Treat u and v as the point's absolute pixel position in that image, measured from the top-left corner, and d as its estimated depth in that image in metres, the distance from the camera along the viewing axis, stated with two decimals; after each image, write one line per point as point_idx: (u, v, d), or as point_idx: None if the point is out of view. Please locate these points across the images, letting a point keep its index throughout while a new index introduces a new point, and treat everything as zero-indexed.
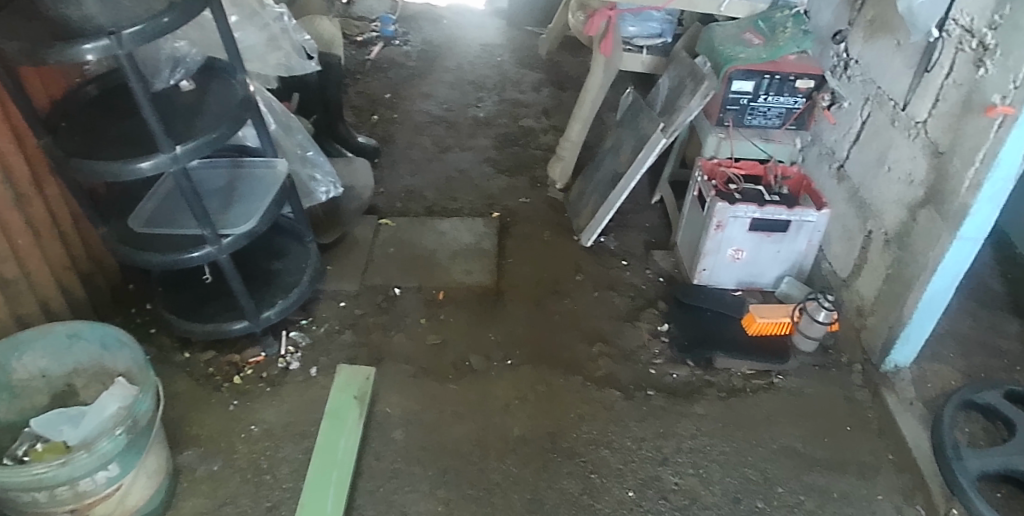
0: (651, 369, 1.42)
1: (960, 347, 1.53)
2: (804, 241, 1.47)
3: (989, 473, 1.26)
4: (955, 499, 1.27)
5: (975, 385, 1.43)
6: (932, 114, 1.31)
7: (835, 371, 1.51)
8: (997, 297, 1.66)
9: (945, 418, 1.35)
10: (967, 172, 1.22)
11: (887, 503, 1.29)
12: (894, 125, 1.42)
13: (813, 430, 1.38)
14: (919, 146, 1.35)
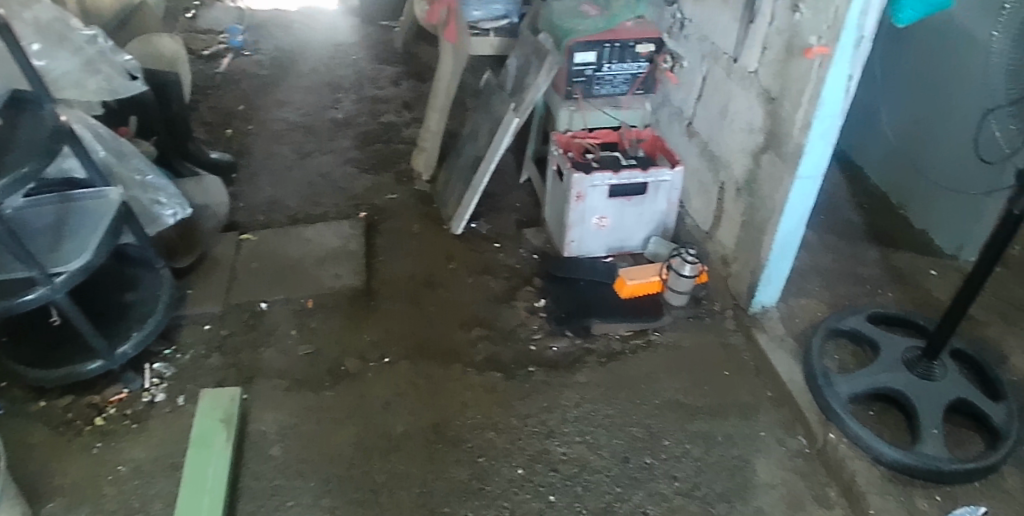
0: (531, 345, 1.44)
1: (824, 280, 1.61)
2: (664, 201, 1.52)
3: (858, 394, 1.37)
4: (831, 423, 1.35)
5: (839, 313, 1.51)
6: (762, 62, 1.37)
7: (709, 320, 1.55)
8: (856, 229, 1.74)
9: (815, 346, 1.43)
10: (797, 113, 1.28)
11: (769, 438, 1.36)
12: (731, 77, 1.46)
13: (692, 380, 1.44)
14: (754, 94, 1.40)
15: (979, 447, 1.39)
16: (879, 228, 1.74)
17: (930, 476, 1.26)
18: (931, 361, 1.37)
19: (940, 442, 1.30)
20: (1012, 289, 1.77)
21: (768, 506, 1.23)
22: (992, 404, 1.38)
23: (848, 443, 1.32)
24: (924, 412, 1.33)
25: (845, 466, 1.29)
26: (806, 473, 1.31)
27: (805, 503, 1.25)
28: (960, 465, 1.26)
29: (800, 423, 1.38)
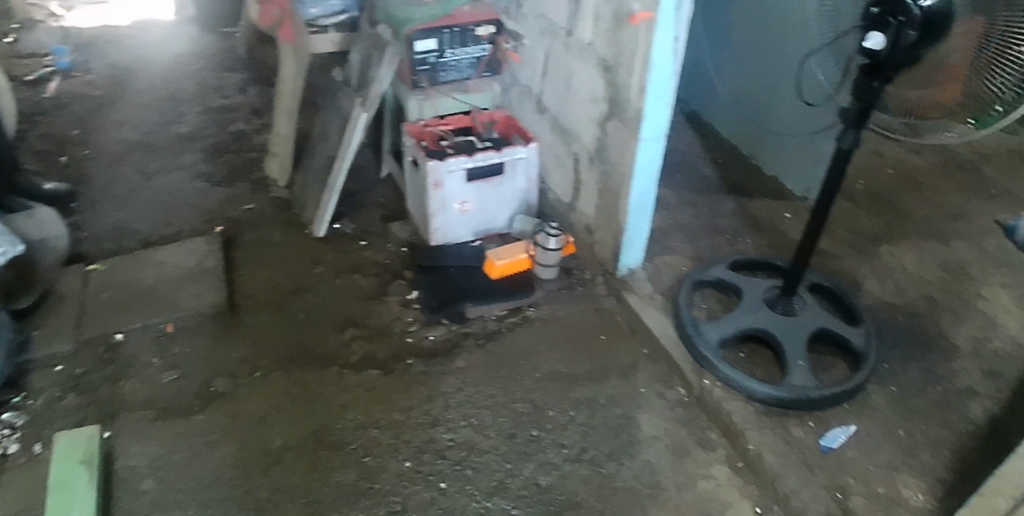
0: (407, 337, 1.46)
1: (686, 236, 1.68)
2: (523, 179, 1.57)
3: (726, 339, 1.44)
4: (705, 370, 1.42)
5: (703, 265, 1.58)
6: (595, 33, 1.40)
7: (582, 289, 1.61)
8: (713, 184, 1.83)
9: (682, 299, 1.49)
10: (633, 79, 1.32)
11: (650, 393, 1.42)
12: (568, 51, 1.50)
13: (569, 348, 1.48)
14: (593, 65, 1.44)
15: (842, 371, 1.49)
16: (733, 179, 1.83)
17: (801, 405, 1.35)
18: (789, 297, 1.46)
19: (806, 371, 1.38)
20: (857, 220, 1.91)
21: (655, 458, 1.30)
22: (849, 330, 1.49)
23: (722, 387, 1.39)
24: (789, 346, 1.41)
25: (723, 408, 1.36)
26: (688, 422, 1.38)
27: (689, 451, 1.32)
28: (823, 391, 1.35)
29: (675, 376, 1.45)
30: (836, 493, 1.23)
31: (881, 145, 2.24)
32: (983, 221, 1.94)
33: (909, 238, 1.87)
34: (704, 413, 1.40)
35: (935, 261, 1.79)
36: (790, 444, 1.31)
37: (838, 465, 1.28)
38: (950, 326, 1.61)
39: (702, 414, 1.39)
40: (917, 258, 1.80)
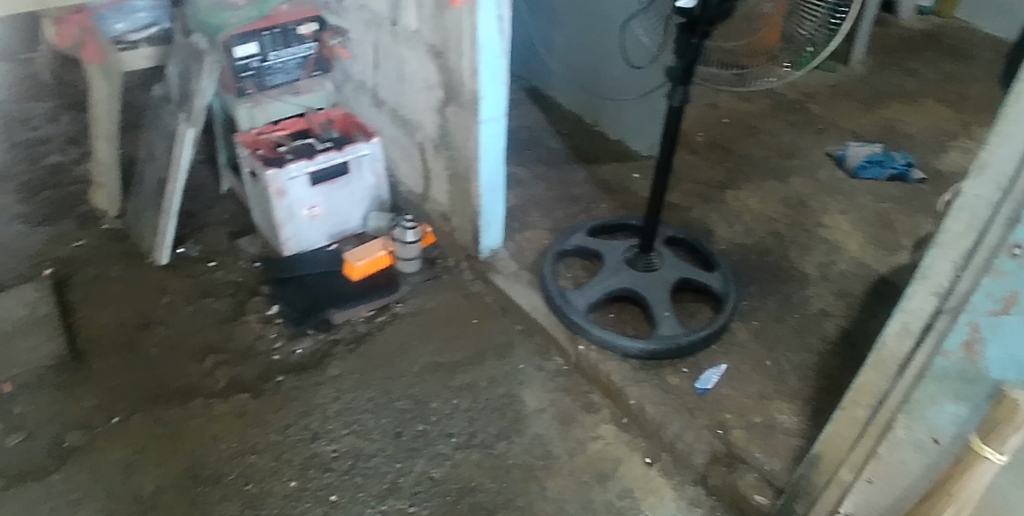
0: (274, 355, 1.42)
1: (542, 210, 1.72)
2: (369, 175, 1.60)
3: (594, 302, 1.47)
4: (578, 336, 1.45)
5: (563, 235, 1.61)
6: (420, 19, 1.38)
7: (449, 277, 1.63)
8: (560, 155, 1.91)
9: (549, 271, 1.52)
10: (464, 62, 1.31)
11: (530, 368, 1.45)
12: (397, 40, 1.47)
13: (443, 338, 1.49)
14: (422, 52, 1.42)
15: (708, 314, 1.57)
16: (581, 152, 1.93)
17: (673, 354, 1.41)
18: (648, 253, 1.52)
19: (673, 320, 1.45)
20: (703, 170, 2.03)
21: (545, 430, 1.33)
22: (708, 274, 1.57)
23: (597, 350, 1.43)
24: (653, 299, 1.47)
25: (601, 368, 1.40)
26: (570, 389, 1.42)
27: (575, 416, 1.37)
28: (690, 336, 1.42)
29: (551, 347, 1.49)
30: (718, 429, 1.31)
31: (715, 98, 2.39)
32: (812, 155, 2.12)
33: (751, 180, 2.00)
34: (581, 378, 1.44)
35: (776, 197, 1.93)
36: (668, 391, 1.37)
37: (715, 402, 1.36)
38: (797, 255, 1.73)
39: (580, 380, 1.44)
40: (759, 197, 1.93)
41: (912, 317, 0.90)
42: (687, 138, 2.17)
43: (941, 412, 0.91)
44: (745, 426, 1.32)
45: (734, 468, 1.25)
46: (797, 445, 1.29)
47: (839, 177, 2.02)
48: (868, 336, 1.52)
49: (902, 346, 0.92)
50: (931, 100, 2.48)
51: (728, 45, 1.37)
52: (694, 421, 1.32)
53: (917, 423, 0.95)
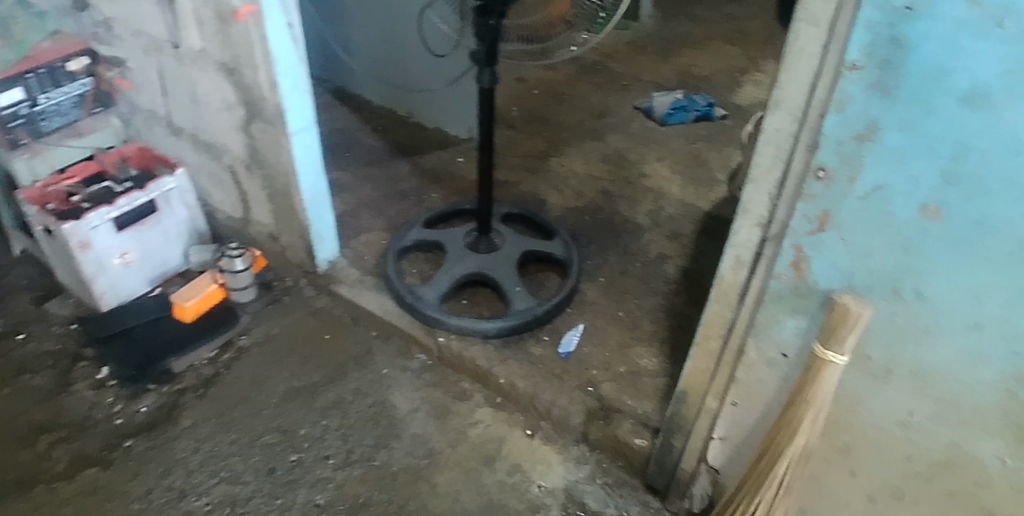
0: (118, 418, 1.86)
1: (356, 230, 2.27)
2: (173, 206, 2.12)
3: (443, 292, 1.99)
4: (438, 330, 1.98)
5: (399, 237, 2.14)
6: (213, 49, 1.86)
7: (289, 298, 2.21)
8: (345, 181, 2.47)
9: (398, 285, 2.02)
10: (265, 78, 1.79)
11: (393, 368, 2.00)
12: (215, 72, 1.91)
13: (298, 364, 2.01)
14: (220, 78, 1.91)
15: (556, 278, 2.11)
16: (382, 182, 2.45)
17: (531, 324, 1.93)
18: (488, 234, 2.05)
19: (524, 296, 1.97)
20: (510, 174, 2.39)
21: (421, 428, 1.86)
22: (551, 244, 2.10)
23: (456, 337, 1.96)
24: (504, 281, 1.99)
25: (464, 353, 1.93)
26: (438, 382, 1.97)
27: (450, 407, 1.91)
28: (542, 307, 1.95)
29: (409, 346, 2.06)
30: (589, 387, 1.84)
31: (510, 108, 2.74)
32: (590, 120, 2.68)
33: (559, 181, 2.38)
34: (443, 367, 2.00)
35: (574, 188, 2.35)
36: (536, 363, 1.90)
37: (580, 362, 1.90)
38: (628, 208, 2.30)
39: (440, 376, 1.98)
40: (560, 192, 2.34)
41: (741, 248, 1.37)
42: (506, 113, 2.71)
43: (786, 327, 1.34)
44: (611, 379, 1.86)
45: (594, 425, 1.79)
46: (659, 382, 1.86)
47: (624, 162, 2.48)
48: (653, 289, 2.07)
49: (738, 277, 1.40)
50: (691, 80, 3.01)
51: (523, 24, 1.84)
52: (565, 392, 1.83)
53: (767, 342, 1.38)
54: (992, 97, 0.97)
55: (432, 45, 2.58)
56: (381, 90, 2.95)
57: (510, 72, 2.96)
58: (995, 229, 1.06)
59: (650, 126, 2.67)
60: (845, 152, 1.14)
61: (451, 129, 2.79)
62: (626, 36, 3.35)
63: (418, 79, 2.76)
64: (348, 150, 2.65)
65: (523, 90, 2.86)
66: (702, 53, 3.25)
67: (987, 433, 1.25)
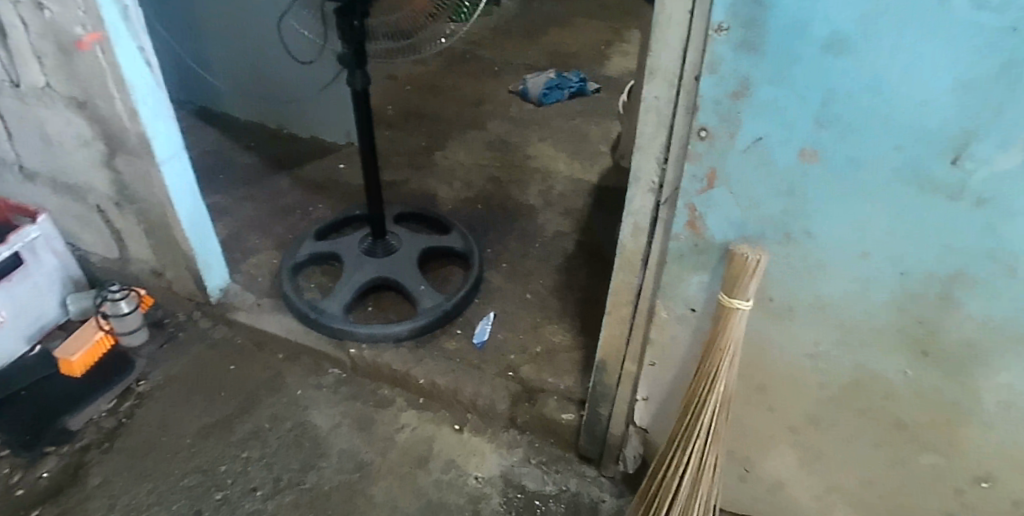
0: (17, 490, 1.71)
1: (244, 252, 2.16)
2: (44, 256, 1.96)
3: (347, 303, 1.94)
4: (349, 342, 1.93)
5: (291, 253, 2.06)
6: (59, 81, 1.71)
7: (184, 335, 2.08)
8: (225, 203, 2.34)
9: (299, 304, 1.95)
10: (123, 106, 1.66)
11: (308, 388, 1.94)
12: (65, 106, 1.76)
13: (207, 399, 1.91)
14: (72, 112, 1.76)
15: (460, 270, 2.11)
16: (265, 199, 2.35)
17: (441, 320, 1.93)
18: (383, 238, 2.01)
19: (430, 293, 1.96)
20: (396, 173, 2.33)
21: (347, 442, 1.82)
22: (449, 237, 2.08)
23: (368, 345, 1.92)
24: (408, 282, 1.96)
25: (378, 360, 1.89)
26: (357, 394, 1.93)
27: (373, 417, 1.88)
28: (450, 301, 1.95)
29: (321, 363, 1.99)
30: (510, 372, 1.88)
31: (384, 106, 2.66)
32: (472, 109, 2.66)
33: (446, 174, 2.35)
34: (359, 379, 1.96)
35: (462, 179, 2.34)
36: (453, 359, 1.90)
37: (496, 350, 1.92)
38: (519, 190, 2.32)
39: (358, 388, 1.94)
40: (450, 185, 2.31)
41: (638, 215, 1.41)
42: (383, 112, 2.65)
43: (691, 284, 1.40)
44: (529, 361, 1.90)
45: (520, 409, 1.82)
46: (575, 356, 1.91)
47: (508, 146, 2.49)
48: (556, 267, 2.11)
49: (638, 243, 1.44)
50: (561, 58, 3.06)
51: (388, 22, 1.81)
52: (487, 382, 1.85)
53: (676, 301, 1.44)
54: (850, 43, 1.07)
55: (295, 50, 2.48)
56: (247, 103, 2.79)
57: (381, 70, 2.89)
58: (866, 161, 1.19)
59: (528, 108, 2.69)
60: (722, 111, 1.21)
61: (326, 137, 2.68)
62: (491, 22, 3.36)
63: (285, 88, 2.64)
64: (222, 170, 2.51)
65: (395, 86, 2.79)
66: (568, 31, 3.31)
67: (885, 348, 1.39)
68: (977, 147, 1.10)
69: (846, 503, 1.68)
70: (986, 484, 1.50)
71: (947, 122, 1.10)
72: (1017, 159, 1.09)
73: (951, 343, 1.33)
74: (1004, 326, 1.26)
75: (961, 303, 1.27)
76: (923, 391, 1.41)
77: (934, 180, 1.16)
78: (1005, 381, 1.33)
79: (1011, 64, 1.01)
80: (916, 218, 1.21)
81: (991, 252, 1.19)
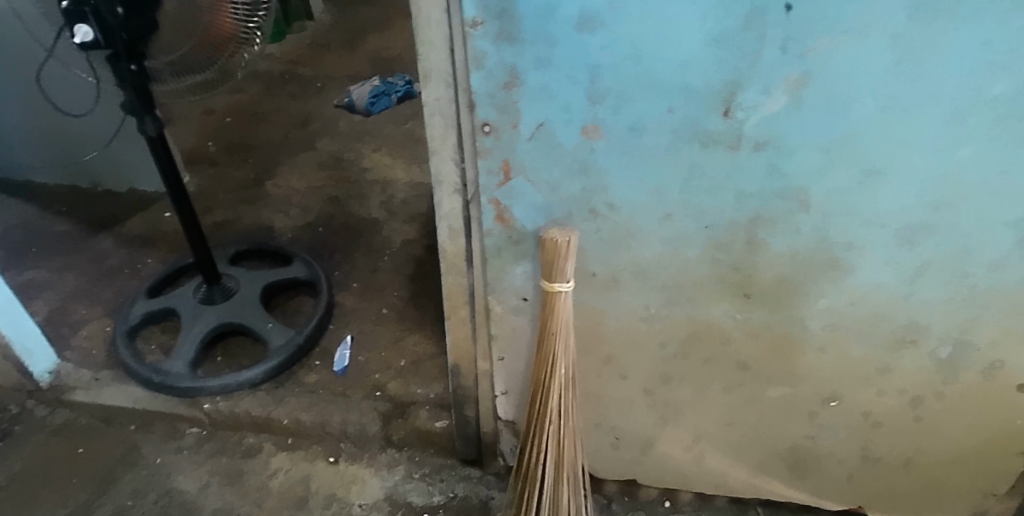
0: None
1: (73, 327, 2.03)
2: None
3: (192, 359, 1.85)
4: (201, 399, 1.83)
5: (123, 318, 1.94)
6: None
7: (20, 428, 1.89)
8: (43, 278, 2.18)
9: (140, 370, 1.83)
10: None
11: (169, 453, 1.81)
12: None
13: (58, 488, 1.75)
14: None
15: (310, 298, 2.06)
16: (88, 265, 2.23)
17: (297, 354, 1.87)
18: (219, 282, 1.92)
19: (279, 329, 1.90)
20: (227, 212, 2.24)
21: (219, 500, 1.71)
22: (292, 267, 2.02)
23: (222, 398, 1.84)
24: (255, 322, 1.89)
25: (235, 410, 1.81)
26: (222, 449, 1.82)
27: (242, 469, 1.78)
28: (302, 334, 1.90)
29: (177, 424, 1.87)
30: (377, 391, 1.85)
31: (206, 142, 2.56)
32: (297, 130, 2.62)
33: (281, 203, 2.29)
34: (221, 432, 1.85)
35: (299, 205, 2.29)
36: (315, 391, 1.85)
37: (360, 373, 1.89)
38: (358, 205, 2.29)
39: (222, 443, 1.83)
40: (287, 215, 2.25)
41: (451, 218, 1.39)
42: (201, 149, 2.53)
43: (516, 274, 1.41)
44: (395, 377, 1.88)
45: (393, 427, 1.79)
46: (439, 361, 1.91)
47: (342, 162, 2.46)
48: (407, 276, 2.10)
49: (458, 245, 1.42)
50: (383, 64, 3.06)
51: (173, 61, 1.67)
52: (354, 407, 1.82)
53: (506, 294, 1.44)
54: (600, 17, 1.10)
55: (71, 103, 2.40)
56: (49, 166, 2.61)
57: (197, 106, 2.77)
58: (647, 127, 1.22)
59: (358, 120, 2.66)
60: (499, 104, 1.22)
61: (143, 187, 2.56)
62: (306, 39, 3.32)
63: (79, 143, 2.51)
64: (37, 240, 2.35)
65: (214, 120, 2.68)
66: (385, 35, 3.32)
67: (711, 298, 1.44)
68: (743, 96, 1.18)
69: (715, 449, 1.73)
70: (834, 403, 1.61)
71: (710, 77, 1.16)
72: (783, 101, 1.18)
73: (769, 281, 1.40)
74: (811, 256, 1.36)
75: (768, 243, 1.35)
76: (756, 329, 1.48)
77: (712, 133, 1.22)
78: (824, 306, 1.43)
79: (754, 11, 1.09)
80: (706, 173, 1.27)
81: (782, 191, 1.28)
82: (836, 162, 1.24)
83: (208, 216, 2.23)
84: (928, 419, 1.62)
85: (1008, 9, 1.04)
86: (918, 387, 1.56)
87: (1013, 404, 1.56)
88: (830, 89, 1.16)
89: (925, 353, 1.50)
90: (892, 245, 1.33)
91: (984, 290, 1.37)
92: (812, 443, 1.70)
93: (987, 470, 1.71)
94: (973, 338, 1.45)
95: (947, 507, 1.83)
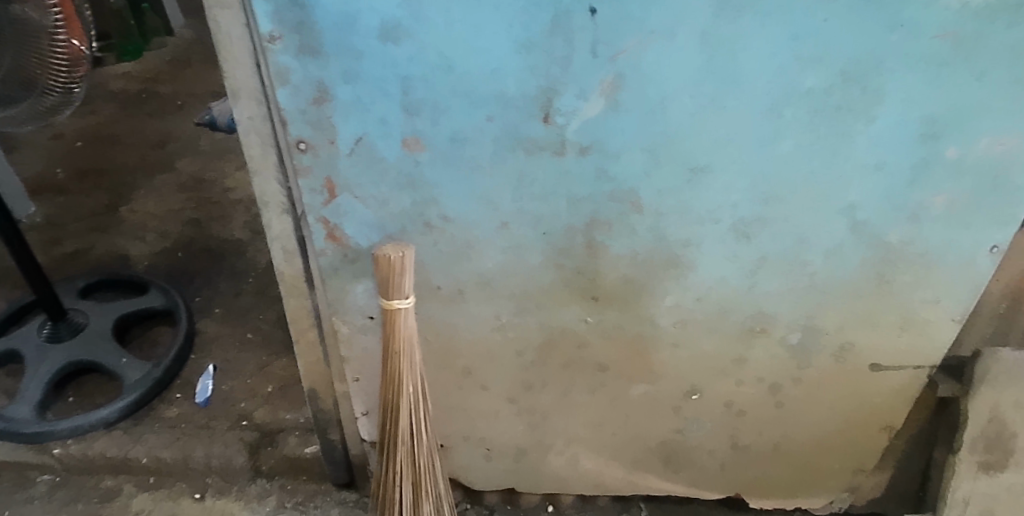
0: None
1: None
2: None
3: (38, 402, 1.78)
4: (49, 444, 1.75)
5: None
6: None
7: None
8: None
9: None
10: None
11: (21, 502, 1.72)
12: None
13: None
14: None
15: (169, 327, 2.08)
16: None
17: (155, 389, 1.85)
18: (65, 319, 1.88)
19: (133, 364, 1.88)
20: (77, 242, 2.35)
21: None
22: (147, 298, 2.04)
23: (74, 441, 1.76)
24: (106, 358, 1.87)
25: (88, 452, 1.74)
26: (78, 495, 1.74)
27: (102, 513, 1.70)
28: (159, 368, 1.88)
29: (27, 473, 1.77)
30: (245, 422, 1.81)
31: (55, 169, 2.66)
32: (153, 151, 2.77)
33: (136, 230, 2.40)
34: (77, 478, 1.77)
35: (156, 230, 2.41)
36: (176, 425, 1.80)
37: (224, 402, 1.87)
38: (220, 225, 2.43)
39: (76, 489, 1.75)
40: (143, 240, 2.37)
41: (283, 239, 1.34)
42: (49, 178, 2.61)
43: (358, 293, 1.38)
44: (262, 404, 1.87)
45: (261, 456, 1.76)
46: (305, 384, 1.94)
47: (203, 183, 2.60)
48: (274, 296, 2.19)
49: (295, 266, 1.38)
50: None
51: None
52: (218, 439, 1.77)
53: (352, 313, 1.40)
54: (402, 26, 1.06)
55: None
56: None
57: (45, 130, 2.86)
58: (468, 137, 1.19)
59: (220, 137, 2.83)
60: (311, 120, 1.16)
61: None
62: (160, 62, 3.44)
63: None
64: None
65: (62, 145, 2.79)
66: None
67: (560, 303, 1.43)
68: (560, 101, 1.15)
69: (588, 450, 1.75)
70: (696, 396, 1.63)
71: (524, 85, 1.13)
72: (599, 104, 1.16)
73: (613, 283, 1.41)
74: (651, 256, 1.37)
75: (607, 245, 1.35)
76: (608, 330, 1.49)
77: (535, 140, 1.20)
78: (672, 303, 1.45)
79: (558, 16, 1.05)
80: (536, 181, 1.25)
81: (612, 193, 1.27)
82: (662, 162, 1.23)
83: (58, 247, 2.33)
84: (788, 405, 1.67)
85: (807, 4, 1.04)
86: (775, 375, 1.60)
87: (868, 384, 1.61)
88: (645, 90, 1.14)
89: (776, 341, 1.53)
90: (728, 240, 1.35)
91: (824, 276, 1.41)
92: (681, 437, 1.73)
93: (854, 449, 1.77)
94: (819, 324, 1.49)
95: (823, 488, 1.89)
